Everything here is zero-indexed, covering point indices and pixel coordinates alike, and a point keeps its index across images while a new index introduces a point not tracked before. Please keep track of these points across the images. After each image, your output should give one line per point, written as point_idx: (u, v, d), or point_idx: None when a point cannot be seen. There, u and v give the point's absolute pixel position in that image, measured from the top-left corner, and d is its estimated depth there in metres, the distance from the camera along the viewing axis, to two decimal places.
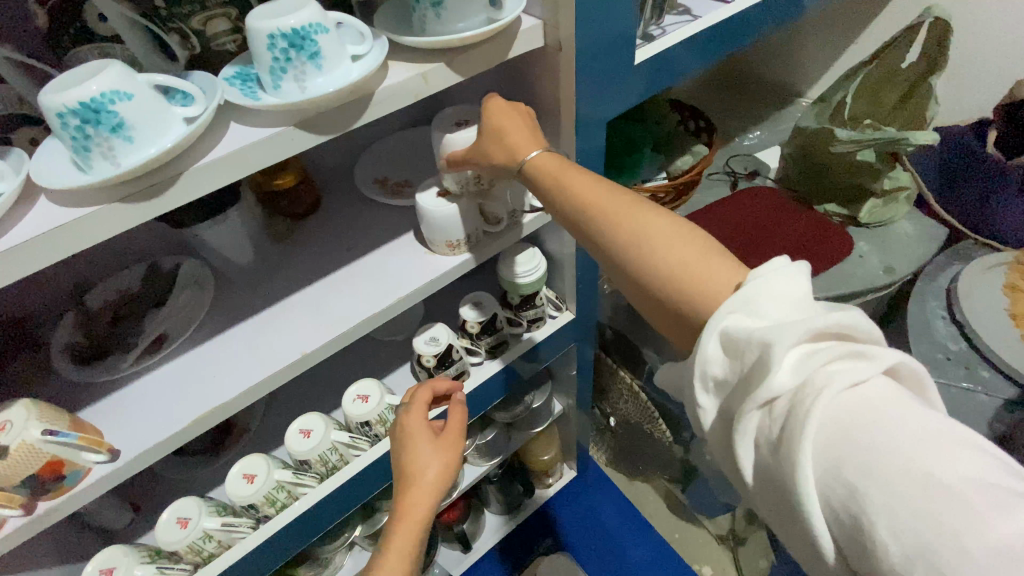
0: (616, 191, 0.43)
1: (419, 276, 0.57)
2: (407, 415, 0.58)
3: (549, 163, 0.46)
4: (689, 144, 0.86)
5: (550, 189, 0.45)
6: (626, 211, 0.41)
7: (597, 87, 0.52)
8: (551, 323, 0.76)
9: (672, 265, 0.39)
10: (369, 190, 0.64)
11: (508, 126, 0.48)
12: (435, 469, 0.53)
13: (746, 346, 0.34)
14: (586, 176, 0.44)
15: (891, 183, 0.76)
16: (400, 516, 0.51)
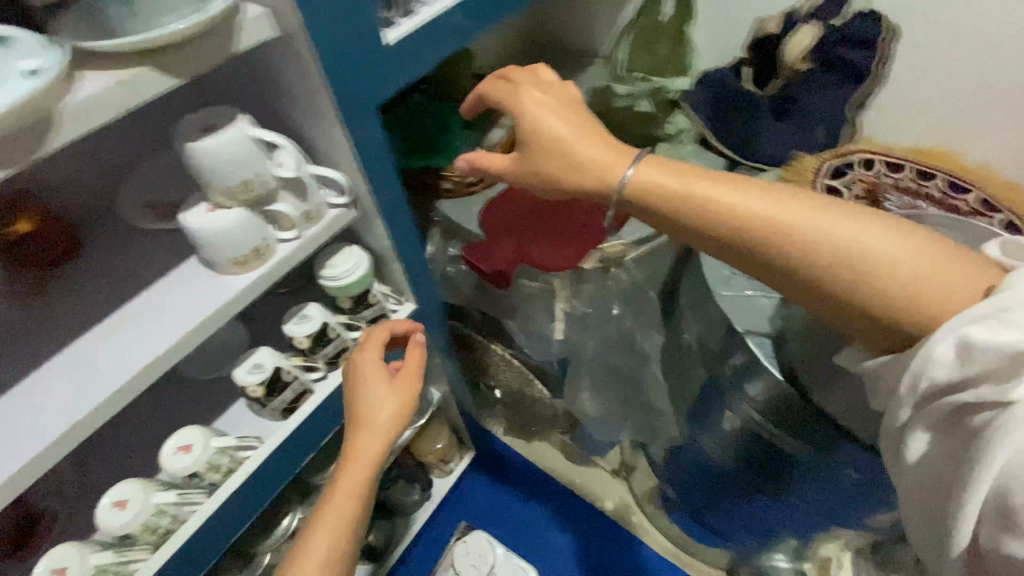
0: (781, 201, 0.42)
1: (210, 305, 0.51)
2: (362, 355, 0.62)
3: (670, 181, 0.46)
4: (497, 115, 0.87)
5: (688, 212, 0.45)
6: (817, 218, 0.41)
7: (355, 72, 0.49)
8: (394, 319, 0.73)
9: (873, 265, 0.40)
10: (135, 219, 0.56)
11: (576, 143, 0.49)
12: (387, 412, 0.60)
13: (985, 355, 0.35)
14: (723, 185, 0.44)
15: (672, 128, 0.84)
16: (351, 453, 0.59)
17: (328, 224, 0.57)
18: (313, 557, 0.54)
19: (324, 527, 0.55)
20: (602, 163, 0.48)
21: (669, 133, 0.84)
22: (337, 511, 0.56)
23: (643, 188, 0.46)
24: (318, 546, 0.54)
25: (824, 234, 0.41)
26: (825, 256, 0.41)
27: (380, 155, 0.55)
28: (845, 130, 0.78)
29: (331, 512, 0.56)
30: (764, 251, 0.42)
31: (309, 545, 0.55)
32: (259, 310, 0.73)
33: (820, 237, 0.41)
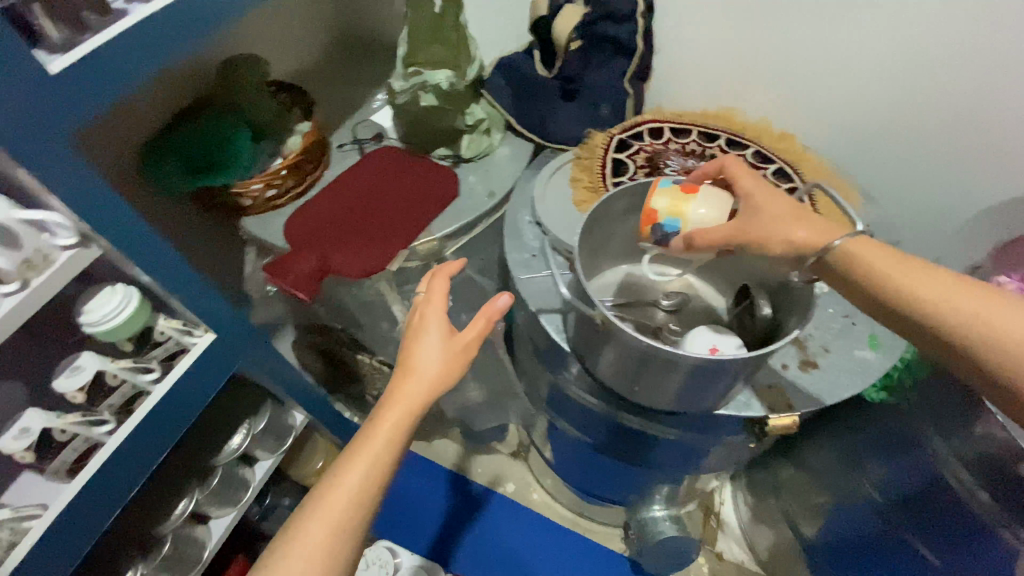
0: (957, 283, 0.47)
1: None
2: (428, 304, 0.57)
3: (876, 257, 0.50)
4: (293, 122, 0.84)
5: (896, 293, 0.49)
6: (982, 304, 0.46)
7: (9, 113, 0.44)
8: (192, 352, 0.70)
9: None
10: None
11: (789, 221, 0.53)
12: (435, 367, 0.53)
13: None
14: (931, 274, 0.48)
15: (472, 119, 0.85)
16: (393, 395, 0.53)
17: (64, 267, 0.54)
18: (345, 491, 0.50)
19: (357, 467, 0.50)
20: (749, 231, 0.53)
21: (469, 123, 0.85)
22: (371, 456, 0.51)
23: (850, 257, 0.51)
24: (344, 483, 0.50)
25: (1006, 330, 0.44)
26: (989, 332, 0.45)
27: (100, 188, 0.52)
28: (629, 102, 0.82)
29: (367, 453, 0.51)
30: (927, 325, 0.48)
31: (340, 480, 0.50)
32: (38, 374, 0.66)
33: (972, 311, 0.46)
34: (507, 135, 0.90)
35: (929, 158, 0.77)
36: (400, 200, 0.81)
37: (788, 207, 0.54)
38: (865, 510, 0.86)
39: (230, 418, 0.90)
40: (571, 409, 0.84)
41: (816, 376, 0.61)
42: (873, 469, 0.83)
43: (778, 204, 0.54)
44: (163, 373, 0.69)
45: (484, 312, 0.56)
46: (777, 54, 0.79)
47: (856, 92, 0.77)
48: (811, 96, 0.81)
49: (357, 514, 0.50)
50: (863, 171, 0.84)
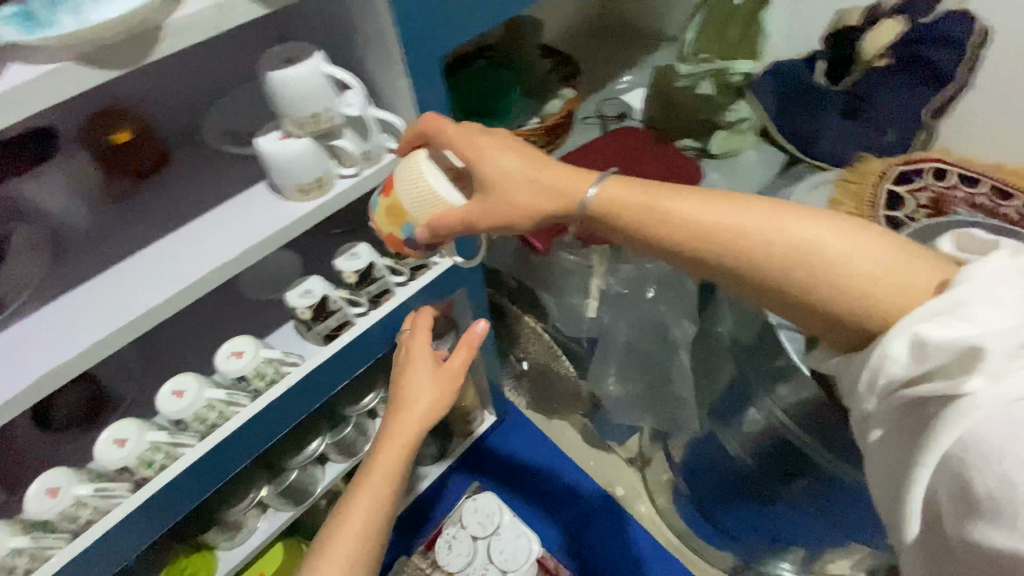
0: (745, 206, 0.45)
1: (269, 224, 0.56)
2: (411, 347, 0.72)
3: (635, 200, 0.49)
4: (555, 88, 0.87)
5: (658, 225, 0.47)
6: (829, 238, 0.42)
7: (419, 18, 0.51)
8: (435, 270, 0.77)
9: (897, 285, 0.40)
10: (222, 143, 0.63)
11: (535, 171, 0.52)
12: (423, 400, 0.68)
13: (938, 354, 0.35)
14: (680, 200, 0.47)
15: (733, 116, 0.85)
16: (386, 438, 0.67)
17: (385, 164, 0.61)
18: (354, 523, 0.62)
19: (363, 495, 0.63)
20: (569, 185, 0.52)
21: (728, 120, 0.85)
22: (373, 486, 0.64)
23: (609, 200, 0.50)
24: (353, 515, 0.62)
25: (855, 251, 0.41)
26: (818, 267, 0.42)
27: (440, 107, 0.58)
28: (920, 136, 0.75)
29: (370, 484, 0.64)
30: (791, 290, 0.43)
31: (351, 510, 0.63)
32: (314, 252, 0.78)
33: (832, 272, 0.41)
34: (757, 141, 0.88)
35: None
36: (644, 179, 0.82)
37: (569, 167, 0.53)
38: None
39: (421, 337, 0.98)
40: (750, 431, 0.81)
41: None
42: None
43: (557, 167, 0.53)
44: (409, 279, 0.75)
45: (464, 347, 0.72)
46: None
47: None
48: None
49: (367, 540, 0.62)
50: None
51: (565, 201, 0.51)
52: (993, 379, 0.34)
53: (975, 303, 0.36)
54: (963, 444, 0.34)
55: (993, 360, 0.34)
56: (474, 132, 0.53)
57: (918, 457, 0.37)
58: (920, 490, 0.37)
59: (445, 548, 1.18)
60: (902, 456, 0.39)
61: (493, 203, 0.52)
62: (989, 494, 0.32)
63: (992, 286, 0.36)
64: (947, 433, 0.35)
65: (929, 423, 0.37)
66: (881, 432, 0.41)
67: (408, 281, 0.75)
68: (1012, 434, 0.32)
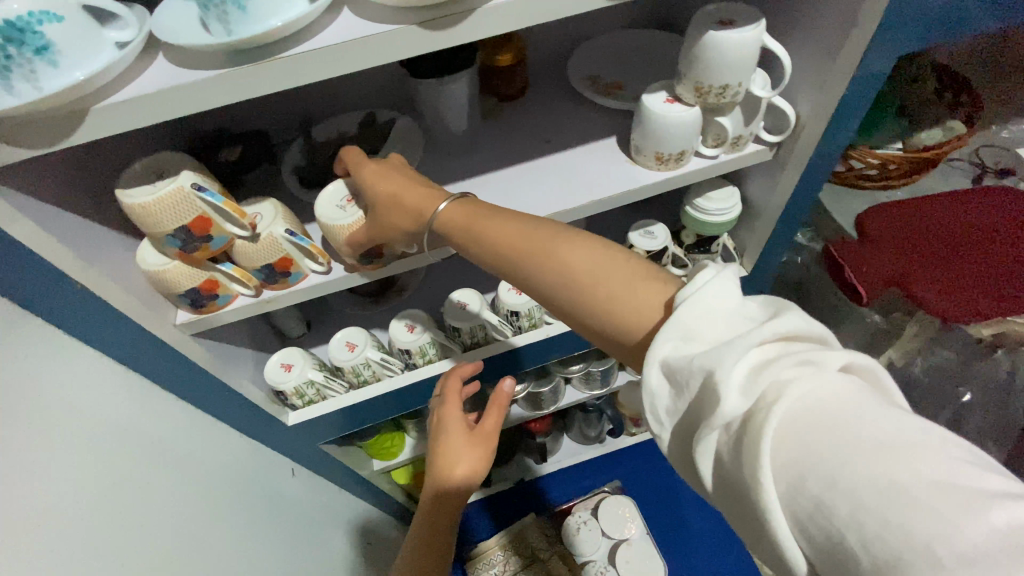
0: (525, 227, 0.42)
1: (618, 183, 0.56)
2: (443, 410, 0.63)
3: (466, 218, 0.45)
4: (942, 116, 0.71)
5: (466, 240, 0.45)
6: (557, 249, 0.40)
7: (912, 13, 0.43)
8: None
9: (584, 285, 0.38)
10: (582, 87, 0.63)
11: (366, 183, 0.50)
12: (463, 470, 0.61)
13: (687, 373, 0.31)
14: (496, 220, 0.44)
15: None
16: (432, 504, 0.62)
17: (745, 156, 0.55)
18: None
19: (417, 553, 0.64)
20: (405, 196, 0.48)
21: None
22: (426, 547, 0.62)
23: (408, 203, 0.48)
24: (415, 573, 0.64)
25: (566, 253, 0.39)
26: (569, 271, 0.39)
27: (849, 115, 0.51)
28: None
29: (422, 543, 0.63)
30: (573, 313, 0.39)
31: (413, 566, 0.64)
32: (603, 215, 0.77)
33: (575, 265, 0.39)
34: None
35: None
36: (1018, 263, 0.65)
37: (409, 178, 0.50)
38: None
39: None
40: None
41: None
42: None
43: (391, 179, 0.49)
44: None
45: (497, 406, 0.63)
46: None
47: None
48: None
49: None
50: None
51: (415, 220, 0.48)
52: (749, 397, 0.29)
53: (690, 316, 0.32)
54: (782, 467, 0.26)
55: (726, 376, 0.29)
56: (386, 163, 0.51)
57: (750, 500, 0.28)
58: (793, 557, 0.27)
59: (573, 529, 1.17)
60: (749, 514, 0.29)
61: (379, 221, 0.48)
62: (826, 528, 0.25)
63: (714, 292, 0.33)
64: (753, 465, 0.27)
65: (736, 447, 0.29)
66: (713, 492, 0.31)
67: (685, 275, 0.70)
68: (801, 449, 0.26)
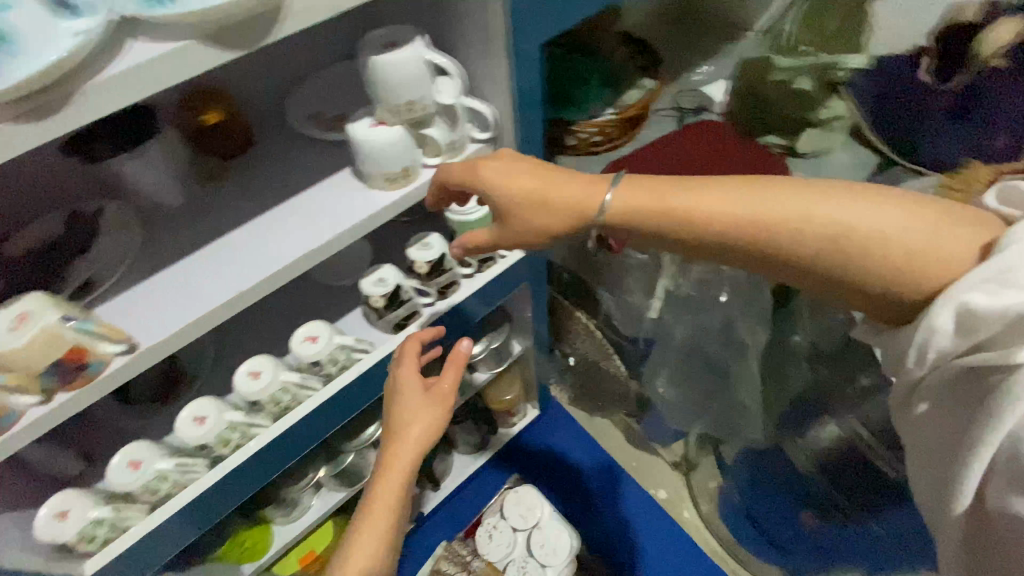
0: (767, 196, 0.44)
1: (357, 212, 0.56)
2: (400, 370, 0.65)
3: (646, 198, 0.48)
4: (636, 78, 0.84)
5: (659, 222, 0.48)
6: (810, 202, 0.43)
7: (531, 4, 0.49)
8: (502, 263, 0.76)
9: (855, 236, 0.42)
10: (306, 128, 0.63)
11: (548, 193, 0.51)
12: (419, 428, 0.63)
13: (984, 323, 0.37)
14: (712, 194, 0.46)
15: (827, 113, 0.80)
16: (386, 468, 0.62)
17: (469, 155, 0.59)
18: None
19: (361, 551, 0.60)
20: (547, 194, 0.51)
21: (822, 117, 0.80)
22: (377, 530, 0.60)
23: (544, 201, 0.51)
24: (357, 564, 0.59)
25: (835, 213, 0.42)
26: (905, 242, 0.41)
27: (532, 98, 0.57)
28: None
29: (371, 534, 0.60)
30: (866, 277, 0.42)
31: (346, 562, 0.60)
32: (387, 238, 0.78)
33: (815, 227, 0.43)
34: (849, 142, 0.82)
35: None
36: None
37: (535, 170, 0.52)
38: None
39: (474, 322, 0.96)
40: None
41: None
42: None
43: (526, 178, 0.52)
44: (476, 271, 0.76)
45: (453, 364, 0.66)
46: None
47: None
48: None
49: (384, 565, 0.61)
50: None
51: (570, 216, 0.51)
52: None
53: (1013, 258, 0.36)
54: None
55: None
56: (515, 161, 0.53)
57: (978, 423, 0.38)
58: None
59: (486, 538, 1.17)
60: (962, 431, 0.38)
61: (512, 228, 0.53)
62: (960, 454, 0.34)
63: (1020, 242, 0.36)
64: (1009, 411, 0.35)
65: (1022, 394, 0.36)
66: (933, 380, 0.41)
67: (475, 273, 0.76)
68: None
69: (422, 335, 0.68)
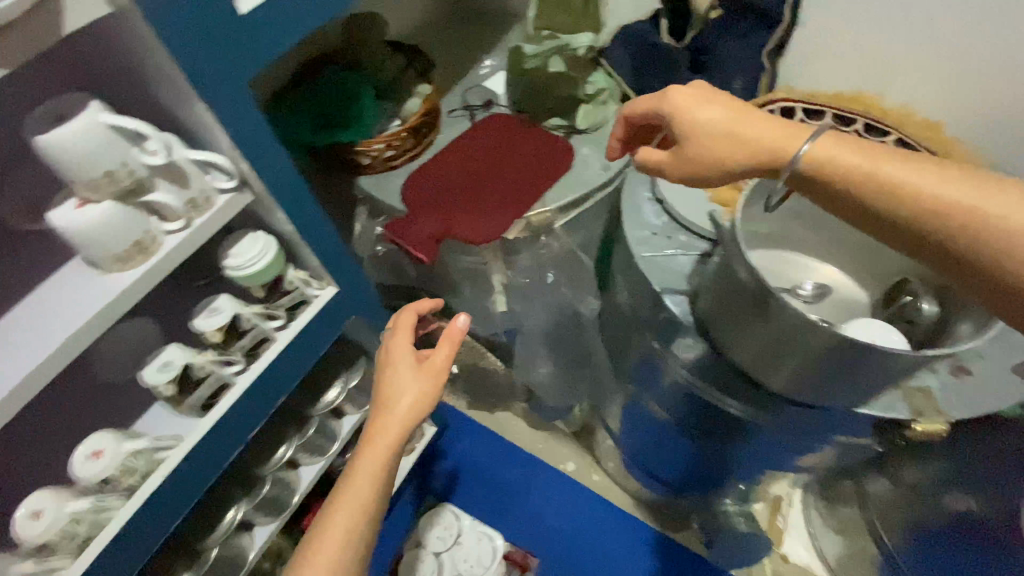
0: (966, 179, 0.39)
1: (90, 306, 0.49)
2: (391, 341, 0.63)
3: (848, 152, 0.42)
4: (411, 86, 0.84)
5: (831, 182, 0.43)
6: (972, 189, 0.39)
7: (207, 48, 0.45)
8: (315, 304, 0.71)
9: (963, 214, 0.39)
10: (15, 221, 0.54)
11: (734, 125, 0.47)
12: (407, 400, 0.59)
13: None
14: (907, 165, 0.41)
15: (591, 89, 0.83)
16: (367, 439, 0.59)
17: (215, 211, 0.54)
18: (322, 559, 0.54)
19: (335, 524, 0.56)
20: (733, 128, 0.47)
21: (587, 93, 0.83)
22: (352, 504, 0.56)
23: (731, 133, 0.47)
24: (326, 553, 0.55)
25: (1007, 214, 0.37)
26: (1003, 238, 0.38)
27: (260, 141, 0.53)
28: (764, 79, 0.77)
29: (346, 510, 0.56)
30: (988, 265, 0.39)
31: (322, 534, 0.56)
32: (179, 312, 0.70)
33: (970, 215, 0.38)
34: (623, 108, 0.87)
35: None
36: (515, 173, 0.78)
37: (728, 114, 0.47)
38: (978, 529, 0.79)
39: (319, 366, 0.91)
40: (667, 393, 0.80)
41: (971, 383, 0.57)
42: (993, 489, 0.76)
43: (709, 110, 0.48)
44: (287, 321, 0.69)
45: (447, 340, 0.62)
46: (917, 41, 0.75)
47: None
48: (962, 85, 0.75)
49: (350, 553, 0.56)
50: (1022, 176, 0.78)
51: (754, 150, 0.46)
52: None
53: None
54: None
55: None
56: (716, 120, 0.47)
57: None
58: None
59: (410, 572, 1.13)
60: None
61: (701, 152, 0.48)
62: None
63: None
64: None
65: None
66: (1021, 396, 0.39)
67: (287, 322, 0.70)
68: None
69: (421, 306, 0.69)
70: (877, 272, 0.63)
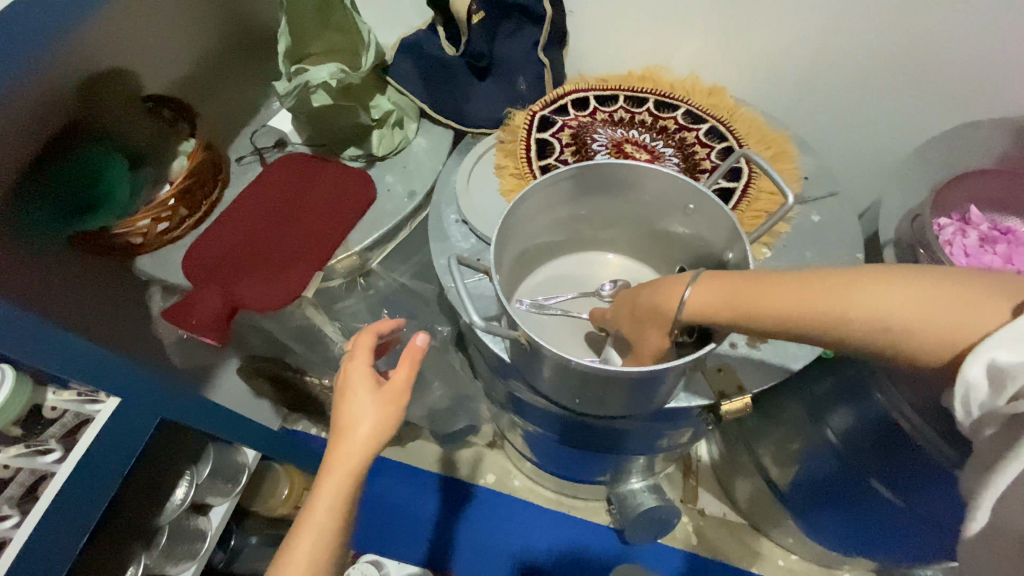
0: (819, 284, 0.42)
1: None
2: (350, 362, 0.53)
3: (728, 297, 0.44)
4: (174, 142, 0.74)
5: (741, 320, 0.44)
6: (833, 292, 0.41)
7: None
8: (97, 419, 0.62)
9: (836, 317, 0.41)
10: None
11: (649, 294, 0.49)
12: (368, 425, 0.49)
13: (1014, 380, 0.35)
14: (777, 287, 0.43)
15: (376, 112, 0.77)
16: (328, 469, 0.48)
17: None
18: None
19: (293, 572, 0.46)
20: (648, 302, 0.48)
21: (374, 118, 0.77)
22: (312, 546, 0.46)
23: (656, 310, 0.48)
24: None
25: (858, 300, 0.40)
26: (872, 322, 0.40)
27: None
28: (547, 75, 0.76)
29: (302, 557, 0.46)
30: (880, 346, 0.40)
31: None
32: None
33: (843, 315, 0.40)
34: (423, 124, 0.83)
35: (870, 86, 0.74)
36: (309, 220, 0.72)
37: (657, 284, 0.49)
38: (829, 455, 0.84)
39: (155, 467, 0.81)
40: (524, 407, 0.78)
41: (765, 351, 0.59)
42: (834, 417, 0.81)
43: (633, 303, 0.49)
44: (67, 450, 0.60)
45: (409, 358, 0.52)
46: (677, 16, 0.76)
47: (792, 37, 0.73)
48: (728, 49, 0.78)
49: None
50: (801, 123, 0.83)
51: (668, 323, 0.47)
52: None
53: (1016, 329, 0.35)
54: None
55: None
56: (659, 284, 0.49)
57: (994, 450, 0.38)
58: None
59: None
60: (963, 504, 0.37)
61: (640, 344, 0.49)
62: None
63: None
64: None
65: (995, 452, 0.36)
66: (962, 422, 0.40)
67: (67, 450, 0.60)
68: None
69: (379, 327, 0.57)
70: (667, 256, 0.64)
